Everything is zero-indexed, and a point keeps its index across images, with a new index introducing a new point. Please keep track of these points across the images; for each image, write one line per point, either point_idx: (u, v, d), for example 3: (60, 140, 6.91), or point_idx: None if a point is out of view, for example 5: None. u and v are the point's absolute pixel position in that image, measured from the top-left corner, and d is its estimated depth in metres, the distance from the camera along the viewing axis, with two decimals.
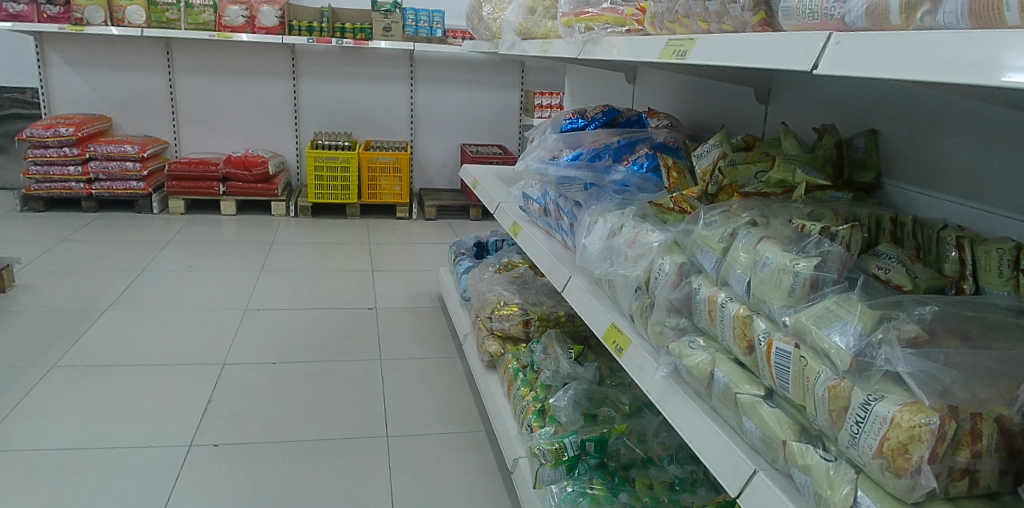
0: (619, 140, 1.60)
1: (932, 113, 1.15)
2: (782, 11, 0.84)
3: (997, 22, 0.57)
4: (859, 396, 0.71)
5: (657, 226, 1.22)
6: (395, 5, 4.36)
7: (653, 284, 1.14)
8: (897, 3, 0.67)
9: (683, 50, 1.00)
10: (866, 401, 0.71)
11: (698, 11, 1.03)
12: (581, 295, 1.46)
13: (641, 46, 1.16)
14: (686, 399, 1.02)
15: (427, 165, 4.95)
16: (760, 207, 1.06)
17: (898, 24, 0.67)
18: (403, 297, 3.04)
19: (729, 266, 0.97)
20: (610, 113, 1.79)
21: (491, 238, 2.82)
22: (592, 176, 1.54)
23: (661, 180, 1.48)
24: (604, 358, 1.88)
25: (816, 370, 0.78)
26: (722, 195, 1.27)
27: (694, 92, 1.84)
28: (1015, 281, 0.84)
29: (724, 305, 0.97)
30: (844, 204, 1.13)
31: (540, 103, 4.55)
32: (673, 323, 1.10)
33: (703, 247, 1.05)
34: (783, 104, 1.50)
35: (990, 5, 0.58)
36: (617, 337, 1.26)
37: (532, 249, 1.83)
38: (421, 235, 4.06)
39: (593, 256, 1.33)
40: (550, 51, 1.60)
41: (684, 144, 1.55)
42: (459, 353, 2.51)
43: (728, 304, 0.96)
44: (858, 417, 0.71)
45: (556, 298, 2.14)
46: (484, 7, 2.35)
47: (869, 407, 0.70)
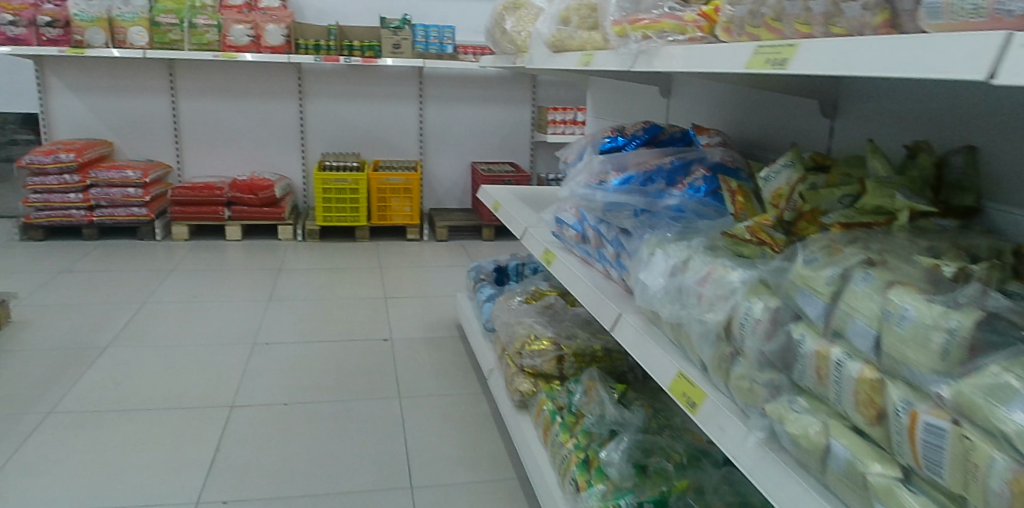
0: (671, 160, 1.44)
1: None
2: (926, 9, 0.68)
3: None
4: None
5: (738, 263, 1.07)
6: (404, 21, 4.24)
7: (738, 332, 0.98)
8: None
9: (782, 59, 0.85)
10: None
11: (795, 12, 0.88)
12: (635, 336, 1.30)
13: (714, 57, 1.02)
14: (789, 472, 0.86)
15: (438, 185, 4.80)
16: (870, 241, 0.90)
17: None
18: (420, 326, 2.87)
19: (848, 316, 0.81)
20: (652, 130, 1.64)
21: (512, 261, 2.66)
22: (644, 201, 1.38)
23: (722, 205, 1.32)
24: (646, 397, 1.71)
25: (988, 456, 0.61)
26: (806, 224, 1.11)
27: (740, 104, 1.65)
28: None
29: (842, 364, 0.81)
30: (954, 235, 0.95)
31: (553, 118, 4.41)
32: (767, 379, 0.94)
33: (803, 290, 0.89)
34: (853, 117, 1.31)
35: None
36: (688, 389, 1.10)
37: (569, 280, 1.66)
38: (434, 258, 3.90)
39: (655, 295, 1.18)
40: (593, 64, 1.47)
41: (745, 163, 1.39)
42: (482, 389, 2.34)
43: (849, 363, 0.80)
44: None
45: (591, 330, 1.92)
46: (507, 20, 2.23)
47: None
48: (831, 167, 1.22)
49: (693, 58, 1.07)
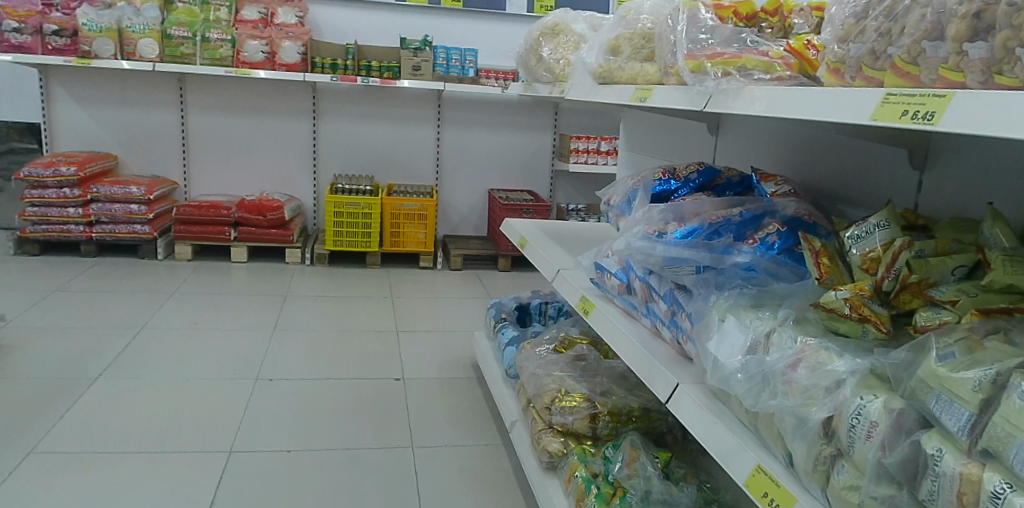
0: (740, 212, 1.29)
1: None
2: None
3: None
4: None
5: (843, 346, 0.91)
6: (424, 43, 4.12)
7: (846, 433, 0.80)
8: None
9: (928, 112, 0.68)
10: None
11: (937, 55, 0.73)
12: (694, 410, 1.11)
13: (819, 101, 0.85)
14: None
15: (452, 211, 4.66)
16: (1014, 333, 0.72)
17: None
18: (435, 364, 2.70)
19: (1010, 434, 0.61)
20: (707, 173, 1.48)
21: (534, 300, 2.50)
22: (709, 257, 1.23)
23: (800, 264, 1.15)
24: (690, 467, 1.54)
25: None
26: (907, 296, 0.91)
27: (811, 147, 1.45)
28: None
29: (999, 495, 0.60)
30: None
31: (576, 147, 4.28)
32: (886, 494, 0.74)
33: (939, 392, 0.70)
34: (947, 171, 1.11)
35: None
36: (769, 488, 0.90)
37: (609, 334, 1.48)
38: (447, 288, 3.75)
39: (733, 375, 1.01)
40: (653, 100, 1.32)
41: (824, 219, 1.23)
42: (501, 441, 2.17)
43: (1010, 496, 0.59)
44: None
45: (628, 388, 1.73)
46: (544, 47, 2.12)
47: None
48: (927, 227, 1.02)
49: (788, 100, 0.91)
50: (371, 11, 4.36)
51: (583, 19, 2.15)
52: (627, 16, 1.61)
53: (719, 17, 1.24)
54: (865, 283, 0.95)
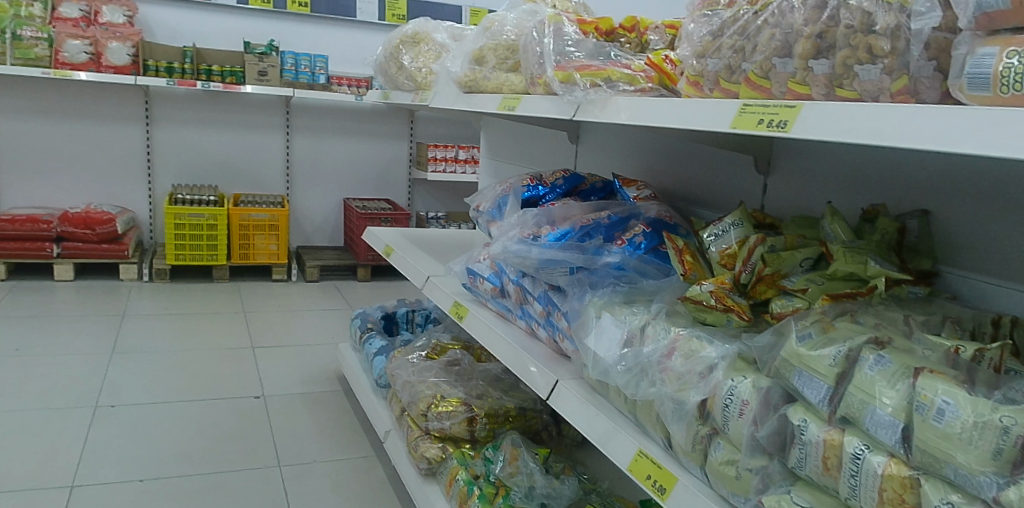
0: (607, 215, 1.32)
1: (1008, 189, 0.91)
2: (967, 78, 0.58)
3: None
4: None
5: (711, 334, 0.96)
6: (270, 48, 3.95)
7: (721, 413, 0.85)
8: None
9: (781, 121, 0.72)
10: None
11: (786, 71, 0.80)
12: (576, 405, 1.11)
13: (679, 110, 0.88)
14: None
15: (305, 221, 4.49)
16: (859, 315, 0.82)
17: None
18: (297, 379, 2.59)
19: (863, 403, 0.68)
20: (573, 179, 1.52)
21: (400, 308, 2.47)
22: (581, 258, 1.25)
23: (664, 262, 1.21)
24: (566, 460, 1.59)
25: None
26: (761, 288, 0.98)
27: (666, 155, 1.56)
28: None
29: (859, 456, 0.68)
30: (926, 306, 0.88)
31: (433, 156, 4.29)
32: (759, 466, 0.80)
33: (801, 370, 0.76)
34: (790, 176, 1.25)
35: None
36: (651, 470, 0.93)
37: (483, 337, 1.43)
38: (304, 300, 3.60)
39: (612, 367, 1.04)
40: (520, 108, 1.33)
41: (683, 221, 1.31)
42: (375, 452, 2.12)
43: (869, 456, 0.67)
44: None
45: (502, 389, 1.76)
46: (404, 55, 2.12)
47: None
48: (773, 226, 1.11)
49: (652, 110, 0.94)
50: (210, 13, 4.11)
51: (444, 29, 2.17)
52: (491, 28, 1.64)
53: (583, 32, 1.32)
54: (725, 277, 1.00)
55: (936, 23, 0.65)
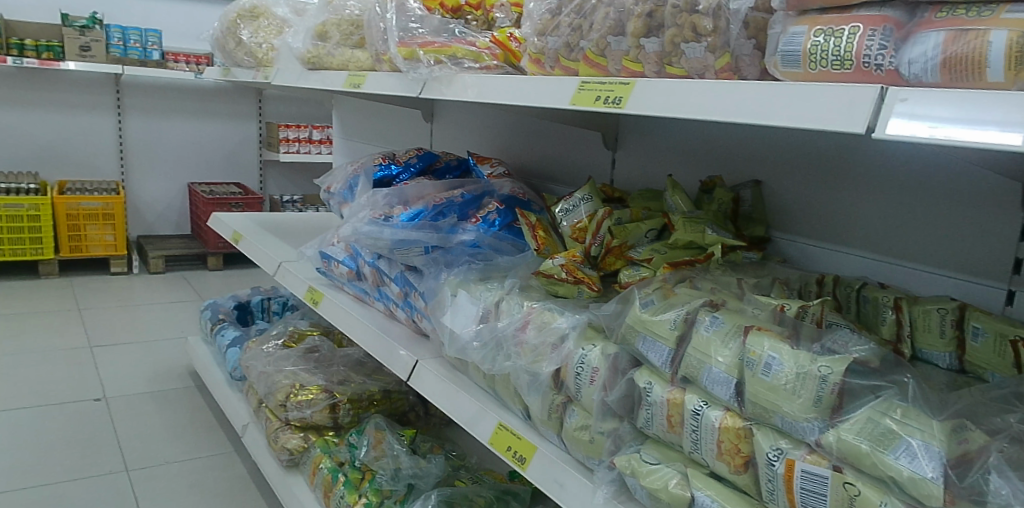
0: (461, 193, 1.30)
1: (827, 158, 1.00)
2: (780, 55, 0.63)
3: None
4: None
5: (563, 305, 0.97)
6: (94, 21, 3.59)
7: (573, 381, 0.88)
8: (998, 55, 0.48)
9: (616, 97, 0.74)
10: None
11: (620, 49, 0.83)
12: (437, 385, 1.10)
13: (523, 87, 0.88)
14: None
15: (146, 208, 4.14)
16: (697, 280, 0.87)
17: (1000, 81, 0.48)
18: (144, 378, 2.40)
19: (700, 361, 0.73)
20: (427, 157, 1.47)
21: (254, 297, 2.35)
22: (436, 237, 1.22)
23: (519, 238, 1.22)
24: (434, 439, 1.58)
25: (876, 502, 0.58)
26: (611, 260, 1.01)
27: (520, 132, 1.58)
28: (959, 343, 0.77)
29: (699, 412, 0.72)
30: (758, 269, 0.95)
31: (285, 137, 4.09)
32: (610, 429, 0.84)
33: (644, 335, 0.80)
34: (635, 152, 1.30)
35: None
36: (511, 442, 0.95)
37: (340, 322, 1.38)
38: (149, 294, 3.33)
39: (469, 344, 1.04)
40: (366, 86, 1.28)
41: (536, 197, 1.32)
42: (233, 448, 2.02)
43: (707, 411, 0.72)
44: None
45: (366, 373, 1.72)
46: (243, 29, 1.99)
47: None
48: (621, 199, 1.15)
49: (496, 86, 0.93)
50: None
51: (286, 3, 2.07)
52: (333, 3, 1.58)
53: (428, 8, 1.29)
54: (576, 250, 1.02)
55: (751, 4, 0.69)
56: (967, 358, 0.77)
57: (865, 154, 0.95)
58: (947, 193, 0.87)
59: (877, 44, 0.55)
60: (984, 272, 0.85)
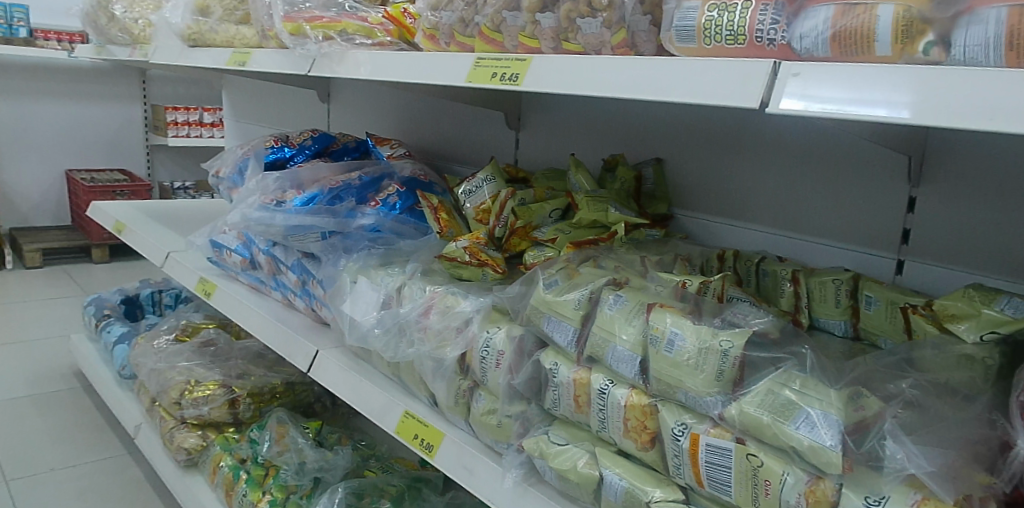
0: (359, 175, 1.25)
1: (727, 134, 1.02)
2: (675, 30, 0.62)
3: None
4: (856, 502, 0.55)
5: (467, 289, 0.95)
6: None
7: (479, 365, 0.86)
8: (885, 29, 0.49)
9: (513, 74, 0.72)
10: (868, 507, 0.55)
11: (516, 24, 0.81)
12: (339, 375, 1.06)
13: (417, 64, 0.84)
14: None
15: (19, 198, 3.81)
16: (601, 260, 0.87)
17: (888, 56, 0.49)
18: (21, 381, 2.21)
19: (605, 340, 0.72)
20: (322, 139, 1.40)
21: (143, 290, 2.20)
22: (334, 222, 1.16)
23: (421, 221, 1.18)
24: (341, 430, 1.53)
25: (778, 472, 0.59)
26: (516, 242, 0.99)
27: (421, 112, 1.53)
28: (853, 311, 0.82)
29: (605, 391, 0.72)
30: (660, 246, 0.96)
31: (173, 120, 3.85)
32: (518, 411, 0.83)
33: (549, 316, 0.79)
34: (539, 131, 1.28)
35: None
36: (418, 430, 0.92)
37: (235, 314, 1.31)
38: (25, 290, 3.07)
39: (370, 332, 1.00)
40: (251, 64, 1.21)
41: (438, 178, 1.28)
42: (126, 450, 1.89)
43: (612, 390, 0.72)
44: None
45: (266, 365, 1.64)
46: (116, 3, 1.84)
47: None
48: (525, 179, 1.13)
49: (389, 63, 0.89)
50: None
51: None
52: None
53: None
54: (480, 233, 1.00)
55: None
56: (860, 324, 0.81)
57: (762, 129, 0.97)
58: (838, 166, 0.91)
59: (770, 18, 0.56)
60: (874, 243, 0.89)
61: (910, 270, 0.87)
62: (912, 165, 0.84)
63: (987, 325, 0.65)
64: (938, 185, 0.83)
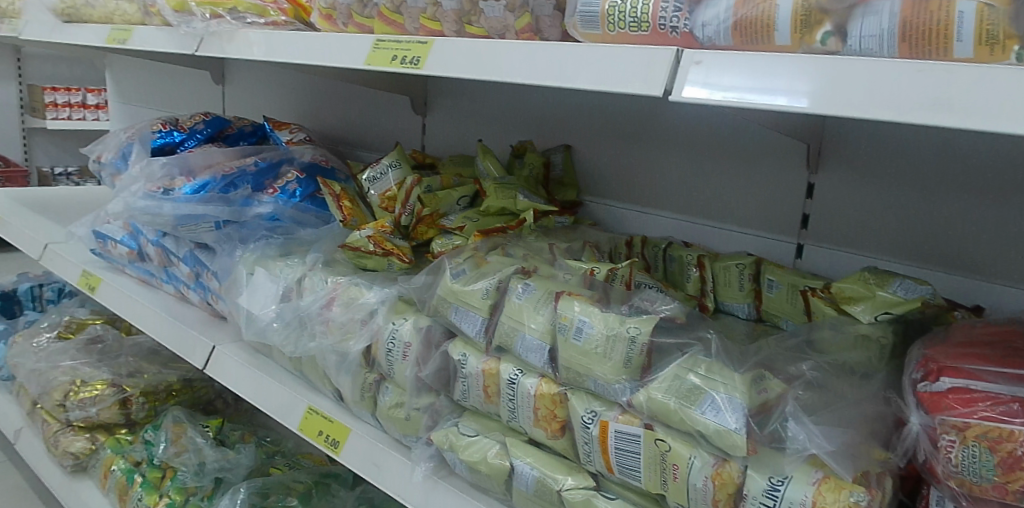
0: (255, 161, 1.18)
1: (634, 121, 1.02)
2: (579, 16, 0.61)
3: (941, 54, 0.43)
4: (761, 482, 0.57)
5: (371, 279, 0.92)
6: None
7: (384, 358, 0.83)
8: (784, 18, 0.49)
9: (413, 57, 0.69)
10: (772, 486, 0.56)
11: (417, 5, 0.78)
12: (238, 372, 1.01)
13: (314, 46, 0.80)
14: (465, 499, 0.75)
15: None
16: (509, 248, 0.85)
17: (786, 45, 0.50)
18: None
19: (513, 329, 0.71)
20: (215, 123, 1.32)
21: (20, 285, 2.03)
22: (228, 211, 1.10)
23: (323, 209, 1.14)
24: (244, 426, 1.46)
25: (686, 456, 0.60)
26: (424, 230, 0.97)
27: (323, 96, 1.47)
28: (756, 294, 0.84)
29: (514, 381, 0.71)
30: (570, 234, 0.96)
31: (53, 101, 3.57)
32: (426, 404, 0.81)
33: (457, 306, 0.77)
34: (446, 117, 1.26)
35: (930, 26, 0.43)
36: (323, 426, 0.89)
37: (122, 309, 1.22)
38: None
39: (269, 326, 0.96)
40: (133, 41, 1.12)
41: (341, 164, 1.23)
42: (6, 457, 1.75)
43: (522, 379, 0.71)
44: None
45: (161, 362, 1.54)
46: None
47: (777, 493, 0.56)
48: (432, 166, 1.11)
49: (285, 44, 0.84)
50: None
51: None
52: None
53: None
54: (386, 220, 0.96)
55: None
56: (763, 306, 0.84)
57: (667, 117, 0.99)
58: (741, 154, 0.93)
59: (672, 6, 0.56)
60: (777, 228, 0.92)
61: (808, 254, 0.90)
62: (811, 153, 0.87)
63: (881, 305, 0.71)
64: (834, 172, 0.86)
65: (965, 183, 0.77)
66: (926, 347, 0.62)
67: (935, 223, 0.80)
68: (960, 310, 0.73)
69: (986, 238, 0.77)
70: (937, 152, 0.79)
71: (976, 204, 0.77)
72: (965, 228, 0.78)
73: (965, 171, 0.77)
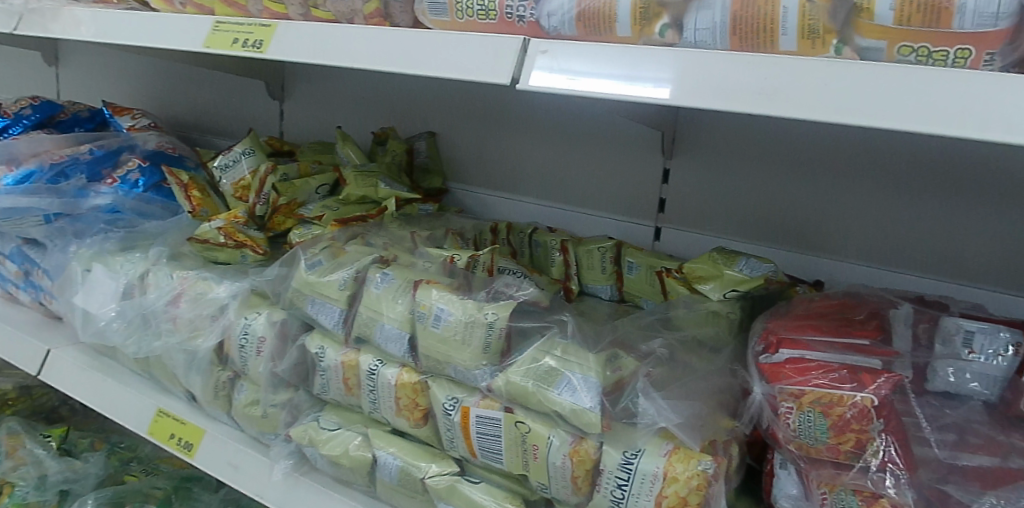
0: (89, 148, 1.08)
1: (500, 109, 1.03)
2: (428, 3, 0.61)
3: (767, 46, 0.46)
4: (616, 457, 0.59)
5: (222, 273, 0.87)
6: None
7: (238, 354, 0.80)
8: (625, 10, 0.51)
9: (256, 41, 0.66)
10: (627, 459, 0.59)
11: None
12: (78, 375, 0.94)
13: (149, 26, 0.75)
14: (330, 494, 0.74)
15: None
16: (368, 237, 0.84)
17: (628, 36, 0.52)
18: None
19: (371, 320, 0.71)
20: (45, 108, 1.21)
21: None
22: (59, 203, 1.01)
23: (171, 200, 1.07)
24: (95, 432, 1.37)
25: (545, 436, 0.62)
26: (280, 219, 0.93)
27: (173, 79, 1.38)
28: (617, 276, 0.87)
29: (374, 371, 0.71)
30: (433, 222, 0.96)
31: None
32: (284, 400, 0.79)
33: (314, 298, 0.75)
34: (307, 103, 1.21)
35: (756, 22, 0.46)
36: (174, 429, 0.85)
37: None
38: None
39: (109, 325, 0.90)
40: None
41: (190, 152, 1.16)
42: None
43: (381, 369, 0.70)
44: (621, 481, 0.59)
45: None
46: None
47: (631, 466, 0.58)
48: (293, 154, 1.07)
49: (118, 24, 0.78)
50: None
51: None
52: None
53: None
54: (238, 210, 0.92)
55: None
56: (624, 288, 0.87)
57: (531, 105, 1.00)
58: (602, 141, 0.96)
59: None
60: (637, 212, 0.96)
61: (665, 237, 0.95)
62: (666, 141, 0.91)
63: (728, 284, 0.76)
64: (688, 159, 0.91)
65: (804, 167, 0.83)
66: (768, 320, 0.66)
67: (778, 206, 0.86)
68: (802, 285, 0.79)
69: (822, 217, 0.84)
70: (779, 140, 0.84)
71: (813, 186, 0.83)
72: (803, 210, 0.85)
73: (803, 157, 0.83)
